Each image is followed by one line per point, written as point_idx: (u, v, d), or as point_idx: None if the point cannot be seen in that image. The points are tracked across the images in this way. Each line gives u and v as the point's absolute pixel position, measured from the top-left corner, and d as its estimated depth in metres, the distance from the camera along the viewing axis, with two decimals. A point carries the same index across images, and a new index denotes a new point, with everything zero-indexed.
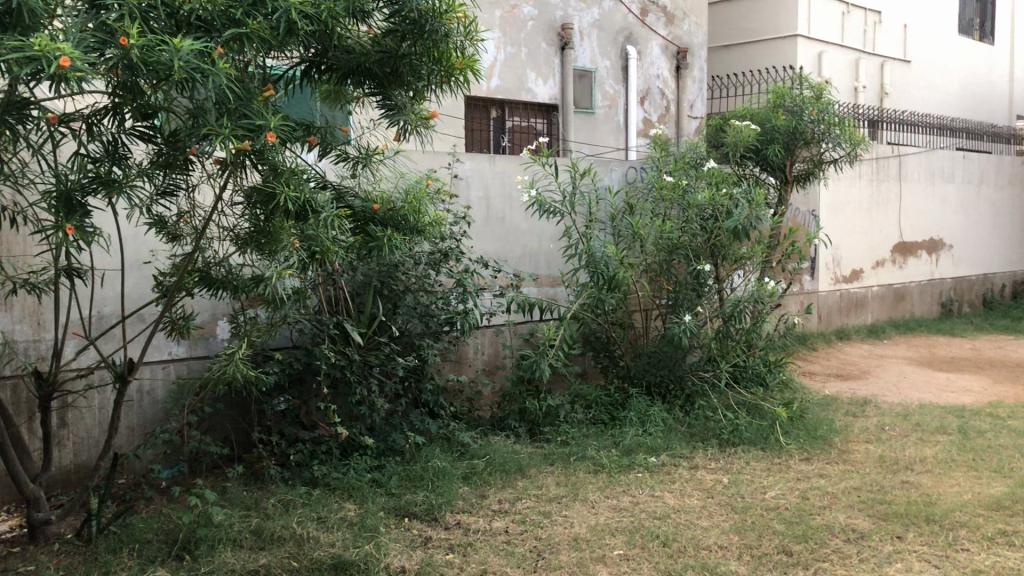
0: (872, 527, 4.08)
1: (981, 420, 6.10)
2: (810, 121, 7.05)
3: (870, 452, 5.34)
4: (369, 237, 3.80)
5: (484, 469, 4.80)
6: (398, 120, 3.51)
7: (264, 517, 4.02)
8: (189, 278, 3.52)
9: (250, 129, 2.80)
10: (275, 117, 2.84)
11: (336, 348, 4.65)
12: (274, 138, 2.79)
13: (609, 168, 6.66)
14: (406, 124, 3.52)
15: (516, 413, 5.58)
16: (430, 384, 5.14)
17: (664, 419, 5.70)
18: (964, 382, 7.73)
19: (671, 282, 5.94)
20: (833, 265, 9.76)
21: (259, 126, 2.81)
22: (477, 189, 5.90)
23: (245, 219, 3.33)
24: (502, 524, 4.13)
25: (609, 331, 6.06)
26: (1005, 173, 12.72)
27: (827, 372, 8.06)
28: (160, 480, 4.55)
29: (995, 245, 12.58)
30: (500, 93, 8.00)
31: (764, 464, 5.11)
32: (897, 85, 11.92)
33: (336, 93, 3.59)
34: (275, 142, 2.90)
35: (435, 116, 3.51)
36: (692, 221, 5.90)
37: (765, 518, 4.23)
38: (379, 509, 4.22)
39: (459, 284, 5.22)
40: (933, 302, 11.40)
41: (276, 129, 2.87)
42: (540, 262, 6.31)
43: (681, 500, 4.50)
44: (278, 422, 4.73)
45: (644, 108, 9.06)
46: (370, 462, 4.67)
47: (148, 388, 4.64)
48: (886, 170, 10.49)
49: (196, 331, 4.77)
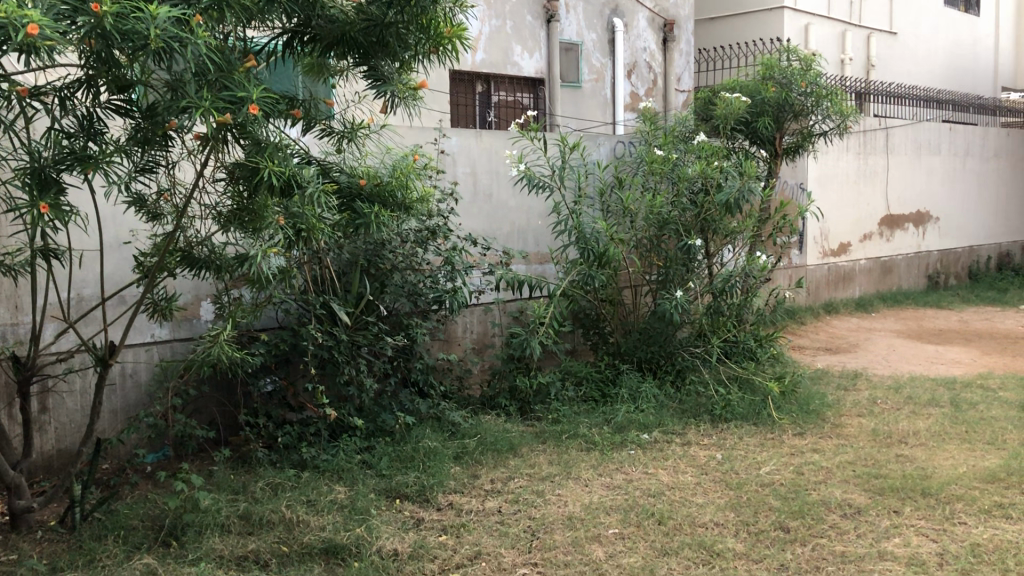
0: (869, 502, 4.05)
1: (972, 392, 6.09)
2: (799, 93, 7.00)
3: (863, 426, 5.31)
4: (356, 215, 3.69)
5: (476, 448, 4.74)
6: (386, 91, 3.34)
7: (253, 501, 3.94)
8: (170, 258, 3.42)
9: (233, 101, 2.69)
10: (258, 89, 2.73)
11: (323, 328, 4.57)
12: (257, 111, 2.68)
13: (597, 143, 6.56)
14: (394, 96, 3.35)
15: (506, 391, 5.51)
16: (419, 363, 5.06)
17: (656, 395, 5.65)
18: (954, 354, 7.72)
19: (661, 257, 5.88)
20: (821, 239, 9.74)
21: (241, 98, 2.69)
22: (464, 165, 5.79)
23: (227, 196, 3.23)
24: (495, 504, 4.08)
25: (599, 308, 5.98)
26: (991, 145, 12.68)
27: (816, 346, 8.03)
28: (145, 465, 4.46)
29: (981, 217, 12.57)
30: (485, 67, 7.88)
31: (757, 439, 5.07)
32: (884, 57, 11.85)
33: (320, 66, 3.46)
34: (258, 114, 2.79)
35: (423, 87, 3.37)
36: (682, 195, 5.86)
37: (761, 494, 4.19)
38: (370, 490, 4.15)
39: (448, 262, 5.16)
40: (919, 274, 11.40)
41: (260, 101, 2.76)
42: (528, 238, 6.23)
43: (675, 477, 4.45)
44: (265, 404, 4.65)
45: (631, 82, 8.96)
46: (359, 443, 4.59)
47: (130, 371, 4.55)
48: (874, 143, 10.42)
49: (180, 312, 4.67)
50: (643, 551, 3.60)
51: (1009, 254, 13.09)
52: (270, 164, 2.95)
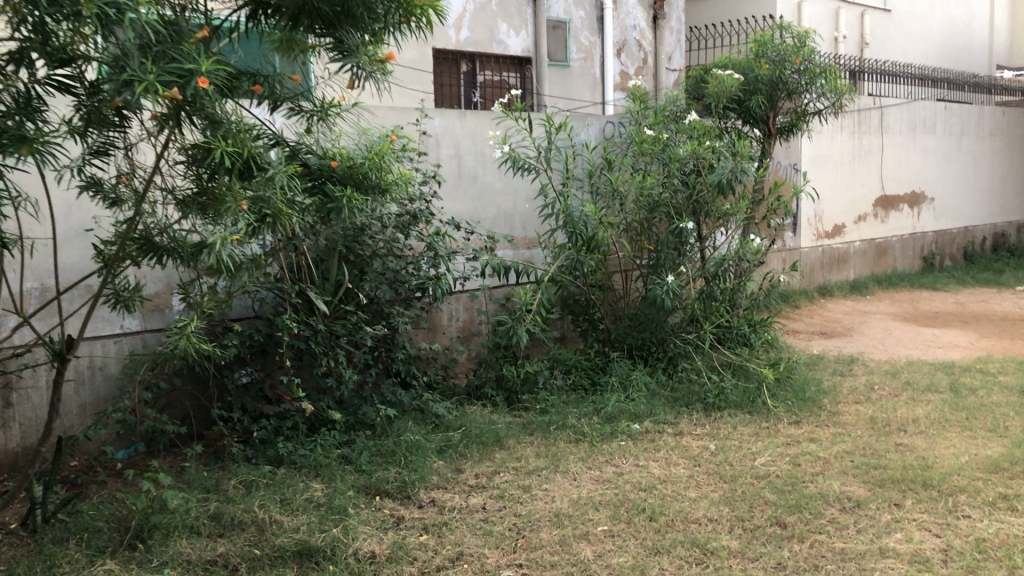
0: (868, 494, 3.89)
1: (971, 377, 5.94)
2: (793, 71, 6.79)
3: (860, 414, 5.15)
4: (327, 199, 3.52)
5: (461, 441, 4.56)
6: (350, 64, 3.15)
7: (224, 500, 3.77)
8: (130, 247, 3.18)
9: (181, 73, 2.50)
10: (209, 61, 2.55)
11: (299, 318, 4.38)
12: (208, 84, 2.49)
13: (586, 122, 6.36)
14: (358, 68, 3.15)
15: (493, 380, 5.33)
16: (402, 353, 4.86)
17: (647, 383, 5.47)
18: (951, 337, 7.56)
19: (652, 241, 5.70)
20: (815, 221, 9.56)
21: (189, 70, 2.51)
22: (447, 147, 5.59)
23: (188, 179, 3.03)
24: (479, 500, 3.90)
25: (589, 294, 5.83)
26: (986, 124, 12.50)
27: (810, 330, 7.87)
28: (116, 462, 4.28)
29: (976, 197, 12.41)
30: (470, 45, 7.68)
31: (752, 429, 4.90)
32: (878, 35, 11.64)
33: (288, 43, 3.24)
34: (209, 88, 2.61)
35: (392, 59, 3.15)
36: (674, 176, 5.66)
37: (756, 486, 4.03)
38: (348, 487, 3.98)
39: (430, 248, 4.93)
40: (914, 256, 11.25)
41: (211, 74, 2.57)
42: (515, 222, 6.03)
43: (668, 470, 4.28)
44: (240, 396, 4.46)
45: (621, 61, 8.74)
46: (339, 436, 4.42)
47: (99, 364, 4.35)
48: (868, 122, 10.23)
49: (150, 302, 4.47)
50: (633, 550, 3.43)
51: (1004, 235, 12.93)
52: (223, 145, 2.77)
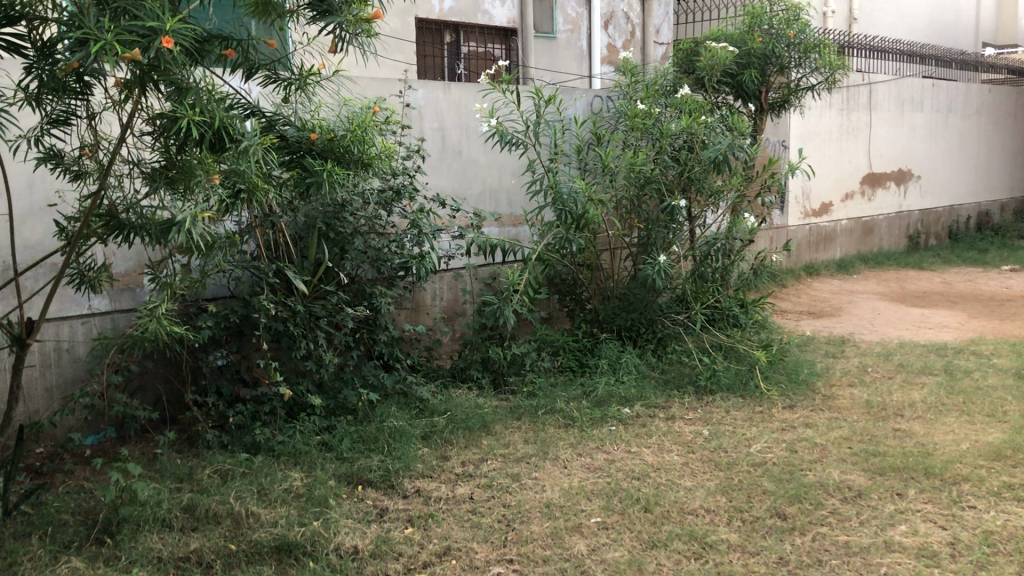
0: (869, 483, 3.76)
1: (965, 359, 5.83)
2: (786, 45, 6.62)
3: (855, 398, 5.02)
4: (306, 172, 3.32)
5: (446, 427, 4.38)
6: (332, 24, 2.93)
7: (198, 490, 3.58)
8: (94, 223, 2.97)
9: (143, 33, 2.31)
10: (174, 19, 2.37)
11: (276, 299, 4.15)
12: (172, 44, 2.30)
13: (574, 96, 6.14)
14: (341, 29, 2.93)
15: (478, 362, 5.15)
16: (384, 335, 4.67)
17: (637, 365, 5.33)
18: (940, 317, 7.46)
19: (642, 219, 5.52)
20: (802, 198, 9.42)
21: (151, 29, 2.32)
22: (430, 120, 5.38)
23: (156, 151, 2.82)
24: (466, 490, 3.74)
25: (576, 273, 5.66)
26: (972, 101, 12.38)
27: (798, 309, 7.75)
28: (84, 448, 4.08)
29: (961, 175, 12.32)
30: (454, 15, 7.44)
31: (745, 413, 4.76)
32: (866, 10, 11.47)
33: (264, 6, 3.02)
34: (175, 50, 2.43)
35: (378, 18, 2.91)
36: (664, 151, 5.45)
37: (753, 475, 3.89)
38: (329, 476, 3.80)
39: (413, 225, 4.75)
40: (900, 234, 11.16)
41: (177, 35, 2.39)
42: (500, 199, 5.83)
43: (660, 457, 4.13)
44: (216, 379, 4.26)
45: (608, 33, 8.51)
46: (319, 422, 4.23)
47: (65, 346, 4.13)
48: (857, 99, 10.08)
49: (120, 281, 4.25)
50: (629, 543, 3.28)
51: (989, 213, 12.87)
52: (191, 113, 2.58)
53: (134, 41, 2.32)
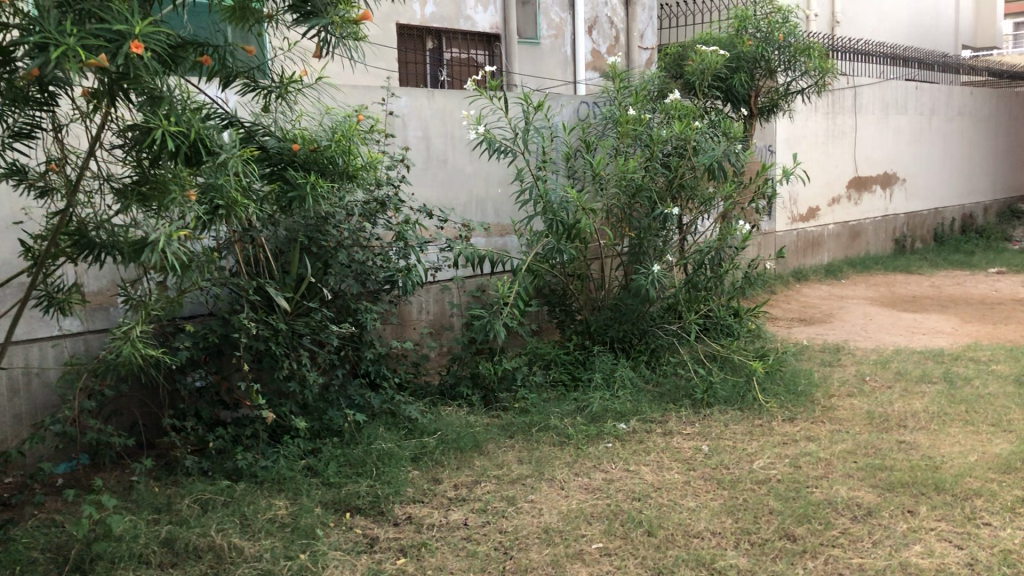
0: (879, 500, 3.62)
1: (963, 366, 5.72)
2: (776, 49, 6.51)
3: (856, 409, 4.89)
4: (288, 186, 3.13)
5: (436, 448, 4.20)
6: (316, 27, 2.75)
7: (177, 522, 3.41)
8: (62, 242, 2.77)
9: (110, 36, 2.16)
10: (144, 22, 2.21)
11: (257, 318, 3.98)
12: (142, 48, 2.14)
13: (559, 103, 6.01)
14: (326, 31, 2.74)
15: (467, 378, 4.97)
16: (370, 353, 4.49)
17: (631, 379, 5.16)
18: (933, 322, 7.37)
19: (634, 227, 5.35)
20: (790, 203, 9.33)
21: (118, 32, 2.16)
22: (415, 129, 5.22)
23: (128, 166, 2.64)
24: (460, 516, 3.57)
25: (567, 283, 5.51)
26: (955, 104, 12.36)
27: (789, 316, 7.63)
28: (55, 477, 3.88)
29: (946, 178, 12.28)
30: (436, 21, 7.29)
31: (745, 427, 4.62)
32: (848, 14, 11.39)
33: (242, 11, 2.87)
34: (145, 55, 2.27)
35: (366, 20, 2.75)
36: (656, 159, 5.28)
37: (759, 493, 3.74)
38: (315, 504, 3.63)
39: (399, 238, 4.59)
40: (886, 238, 11.09)
41: (147, 39, 2.23)
42: (487, 209, 5.66)
43: (660, 476, 3.97)
44: (195, 402, 4.10)
45: (593, 39, 8.38)
46: (304, 446, 4.04)
47: (35, 370, 3.93)
48: (841, 103, 10.00)
49: (92, 301, 4.06)
50: (633, 571, 3.12)
51: (972, 216, 12.85)
52: (164, 123, 2.42)
53: (100, 46, 2.16)
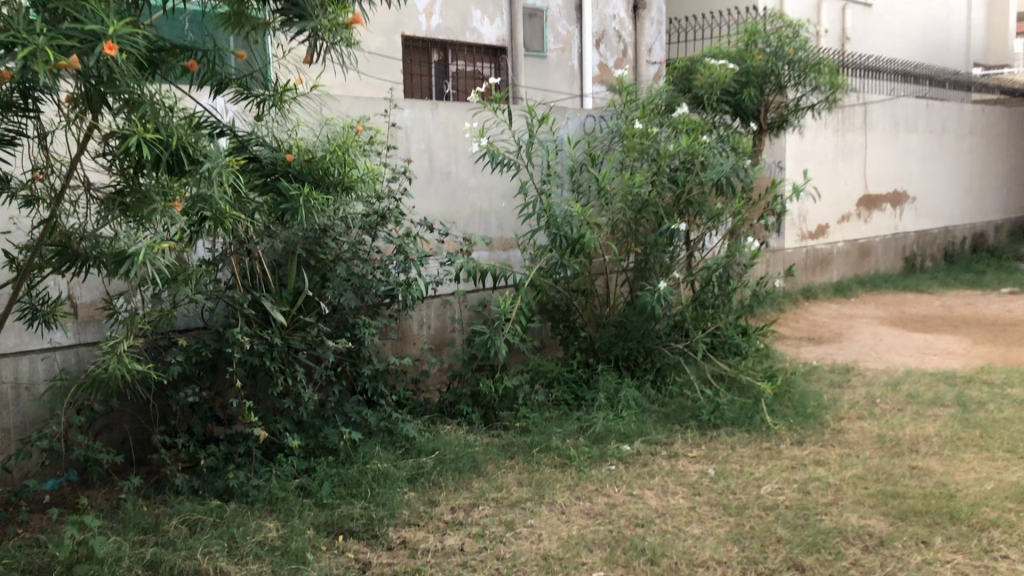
0: (891, 530, 3.49)
1: (976, 389, 5.58)
2: (786, 63, 6.41)
3: (866, 432, 4.76)
4: (282, 198, 3.04)
5: (433, 468, 4.08)
6: (305, 29, 2.66)
7: (164, 544, 3.30)
8: (46, 253, 2.68)
9: (82, 37, 2.09)
10: (119, 23, 2.16)
11: (251, 332, 3.87)
12: (115, 49, 2.08)
13: (565, 116, 5.91)
14: (315, 33, 2.65)
15: (469, 396, 4.89)
16: (369, 369, 4.36)
17: (635, 399, 5.04)
18: (944, 343, 7.23)
19: (639, 243, 5.24)
20: (799, 220, 9.21)
21: (91, 32, 2.11)
22: (417, 141, 5.12)
23: (112, 175, 2.56)
24: (456, 540, 3.45)
25: (570, 299, 5.36)
26: (966, 121, 12.24)
27: (796, 335, 7.50)
28: (42, 494, 3.78)
29: (956, 197, 12.15)
30: (442, 33, 7.20)
31: (752, 450, 4.49)
32: (859, 30, 11.30)
33: (237, 17, 2.79)
34: (121, 57, 2.20)
35: (357, 23, 2.67)
36: (663, 173, 5.18)
37: (766, 520, 3.61)
38: (307, 526, 3.51)
39: (399, 251, 4.49)
40: (896, 257, 10.95)
41: (122, 41, 2.17)
42: (491, 223, 5.56)
43: (665, 501, 3.84)
44: (187, 418, 3.98)
45: (600, 52, 8.31)
46: (297, 465, 3.93)
47: (24, 384, 3.83)
48: (852, 120, 9.90)
49: (84, 313, 3.95)
50: None
51: (983, 235, 12.71)
52: (142, 129, 2.33)
53: (72, 47, 2.09)
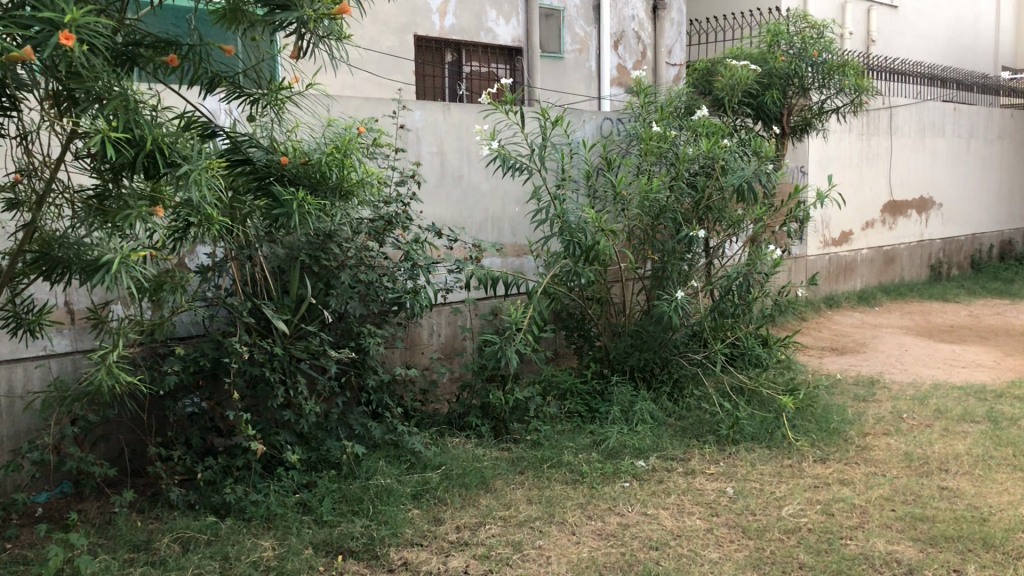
0: (921, 557, 3.29)
1: (1008, 405, 5.35)
2: (810, 65, 6.21)
3: (892, 449, 4.55)
4: (277, 203, 2.89)
5: (439, 484, 3.92)
6: (288, 18, 2.52)
7: (154, 564, 3.17)
8: (28, 260, 2.57)
9: (39, 27, 2.00)
10: (80, 13, 2.06)
11: (251, 341, 3.70)
12: (73, 39, 1.98)
13: (581, 118, 5.74)
14: (300, 25, 2.51)
15: (478, 408, 4.68)
16: (374, 379, 4.19)
17: (651, 412, 4.86)
18: (973, 355, 6.98)
19: (657, 250, 5.02)
20: (821, 227, 8.98)
21: (49, 21, 2.01)
22: (428, 143, 4.97)
23: (91, 178, 2.44)
24: (461, 562, 3.28)
25: (585, 307, 5.18)
26: (994, 126, 11.96)
27: (819, 346, 7.28)
28: (34, 508, 3.65)
29: (983, 202, 11.88)
30: (455, 33, 7.06)
31: (773, 468, 4.30)
32: (884, 32, 11.06)
33: (233, 12, 2.67)
34: (84, 51, 2.11)
35: (346, 14, 2.52)
36: (682, 178, 5.00)
37: (787, 545, 3.42)
38: (305, 545, 3.36)
39: (407, 257, 4.33)
40: (921, 264, 10.69)
41: (83, 31, 2.06)
42: (503, 228, 5.41)
43: (681, 522, 3.66)
44: (185, 428, 3.84)
45: (618, 54, 8.14)
46: (298, 479, 3.78)
47: (17, 393, 3.70)
48: (877, 124, 9.65)
49: (81, 319, 3.83)
50: None
51: (1011, 242, 12.42)
52: (114, 128, 2.21)
53: (29, 37, 2.01)
